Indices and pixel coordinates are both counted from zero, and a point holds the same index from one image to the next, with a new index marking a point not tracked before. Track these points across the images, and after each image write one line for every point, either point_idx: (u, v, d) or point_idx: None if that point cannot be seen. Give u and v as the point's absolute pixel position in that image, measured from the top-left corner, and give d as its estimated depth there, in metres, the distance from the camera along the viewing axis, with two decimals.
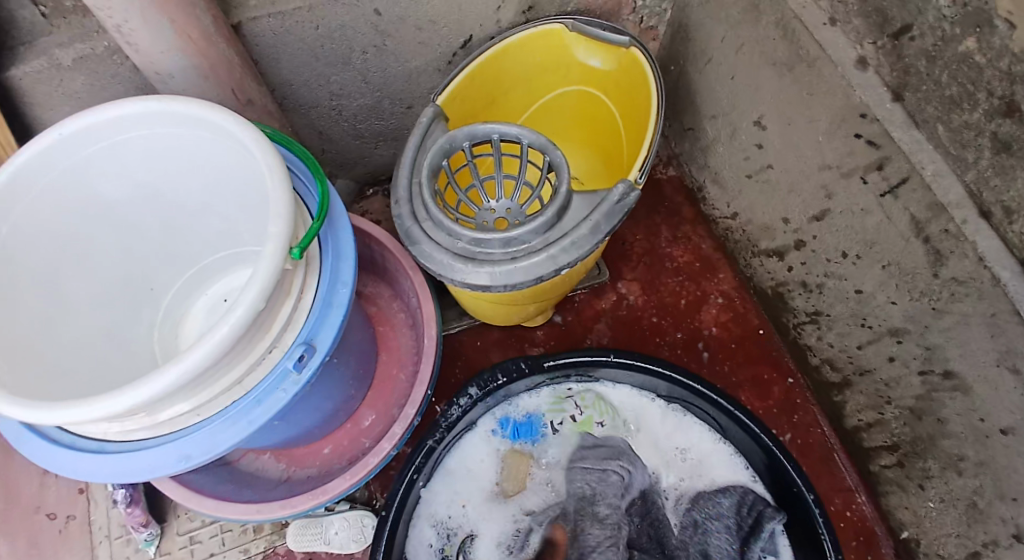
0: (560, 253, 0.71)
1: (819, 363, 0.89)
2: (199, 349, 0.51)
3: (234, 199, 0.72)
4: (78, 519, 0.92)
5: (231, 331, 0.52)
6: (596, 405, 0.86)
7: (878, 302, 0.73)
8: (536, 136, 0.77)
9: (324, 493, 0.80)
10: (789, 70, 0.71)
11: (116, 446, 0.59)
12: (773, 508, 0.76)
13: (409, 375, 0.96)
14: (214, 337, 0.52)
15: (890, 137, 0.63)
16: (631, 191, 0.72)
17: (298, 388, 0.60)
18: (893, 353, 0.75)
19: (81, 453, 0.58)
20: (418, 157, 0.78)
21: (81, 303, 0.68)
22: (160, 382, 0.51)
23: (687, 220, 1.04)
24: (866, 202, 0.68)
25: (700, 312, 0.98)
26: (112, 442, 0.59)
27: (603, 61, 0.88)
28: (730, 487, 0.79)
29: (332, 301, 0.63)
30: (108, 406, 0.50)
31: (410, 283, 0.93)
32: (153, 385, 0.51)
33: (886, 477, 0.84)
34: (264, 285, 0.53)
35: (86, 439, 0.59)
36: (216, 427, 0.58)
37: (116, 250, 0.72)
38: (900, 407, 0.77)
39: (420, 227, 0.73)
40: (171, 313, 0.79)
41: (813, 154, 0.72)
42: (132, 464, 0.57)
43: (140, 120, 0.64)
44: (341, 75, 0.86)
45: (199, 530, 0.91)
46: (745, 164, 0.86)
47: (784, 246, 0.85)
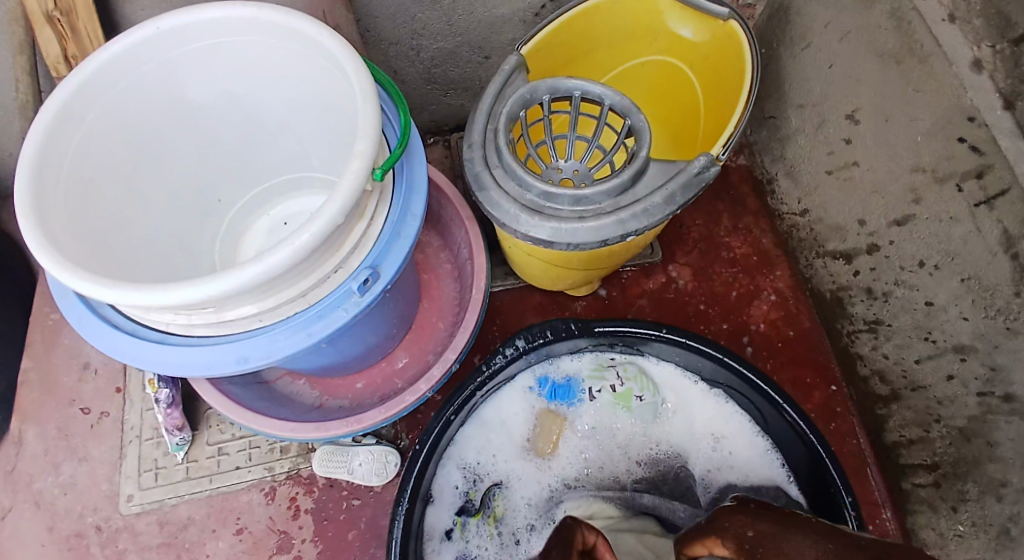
0: (630, 219, 0.69)
1: (867, 375, 0.87)
2: (276, 254, 0.50)
3: (313, 122, 0.71)
4: (111, 417, 0.94)
5: (310, 241, 0.50)
6: (637, 380, 0.84)
7: (948, 317, 0.72)
8: (620, 99, 0.75)
9: (358, 423, 0.80)
10: (897, 64, 0.70)
11: (177, 339, 0.58)
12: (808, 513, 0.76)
13: (449, 326, 0.94)
14: (293, 244, 0.50)
15: (995, 145, 0.60)
16: (711, 165, 0.70)
17: (357, 311, 0.59)
18: (953, 372, 0.73)
19: (143, 340, 0.58)
20: (496, 103, 0.76)
21: (150, 199, 0.68)
22: (235, 279, 0.49)
23: (750, 213, 1.02)
24: (957, 211, 0.66)
25: (750, 307, 0.96)
26: (173, 335, 0.58)
27: (695, 32, 0.86)
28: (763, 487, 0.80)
29: (400, 233, 0.61)
30: (176, 296, 0.49)
31: (463, 233, 0.91)
32: (227, 281, 0.49)
33: (917, 496, 0.82)
34: (345, 203, 0.52)
35: (148, 329, 0.58)
36: (275, 336, 0.58)
37: (192, 154, 0.72)
38: (948, 427, 0.75)
39: (490, 173, 0.72)
40: (233, 226, 0.80)
41: (907, 154, 0.71)
42: (189, 359, 0.57)
43: (235, 23, 0.62)
44: (427, 14, 0.85)
45: (228, 442, 0.92)
46: (827, 160, 0.84)
47: (854, 249, 0.84)
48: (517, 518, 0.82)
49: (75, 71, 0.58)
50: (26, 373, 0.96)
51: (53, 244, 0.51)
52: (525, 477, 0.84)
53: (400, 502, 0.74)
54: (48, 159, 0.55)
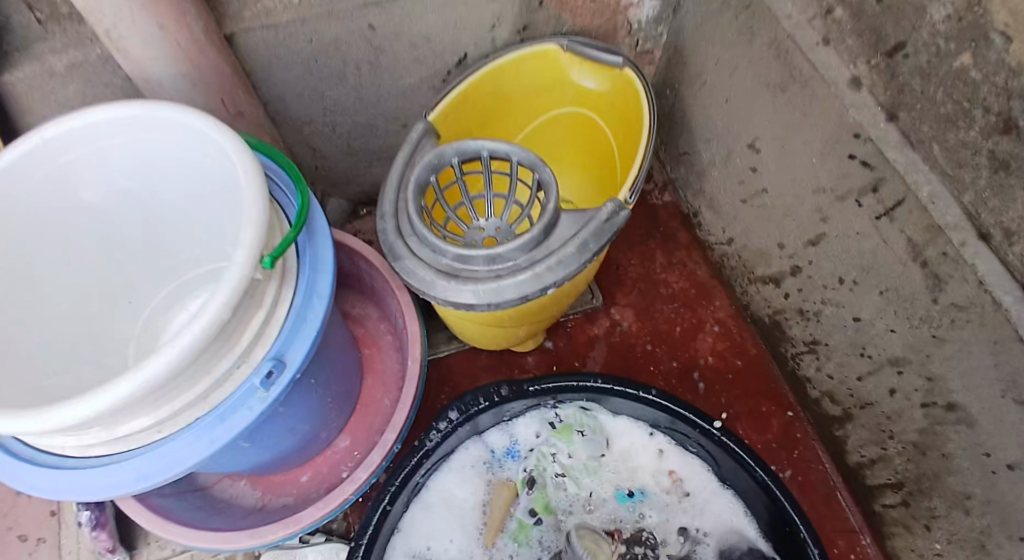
0: (546, 272, 0.69)
1: (818, 396, 0.85)
2: (156, 360, 0.49)
3: (213, 213, 0.71)
4: (48, 542, 0.90)
5: (191, 342, 0.50)
6: (575, 416, 0.82)
7: (876, 331, 0.71)
8: (525, 153, 0.76)
9: (297, 523, 0.77)
10: (783, 91, 0.71)
11: (73, 463, 0.57)
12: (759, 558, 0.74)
13: (394, 400, 0.93)
14: (172, 348, 0.49)
15: (884, 157, 0.61)
16: (620, 210, 0.71)
17: (266, 406, 0.58)
18: (894, 386, 0.71)
19: (38, 468, 0.57)
20: (406, 171, 0.77)
21: (57, 315, 0.67)
22: (113, 393, 0.48)
23: (683, 246, 1.02)
24: (863, 226, 0.66)
25: (696, 341, 0.95)
26: (70, 458, 0.57)
27: (597, 82, 0.88)
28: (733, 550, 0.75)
29: (306, 317, 0.61)
30: (53, 418, 0.48)
31: (396, 303, 0.90)
32: (105, 397, 0.48)
33: (891, 518, 0.79)
34: (229, 297, 0.51)
35: (47, 454, 0.58)
36: (175, 446, 0.56)
37: (92, 258, 0.71)
38: (903, 442, 0.73)
39: (405, 242, 0.71)
40: (150, 325, 0.76)
41: (808, 176, 0.71)
42: (86, 483, 0.56)
43: (132, 125, 0.64)
44: (336, 91, 0.86)
45: (170, 559, 0.88)
46: (740, 189, 0.85)
47: (780, 272, 0.83)
48: None
49: None
50: None
51: None
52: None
53: None
54: None
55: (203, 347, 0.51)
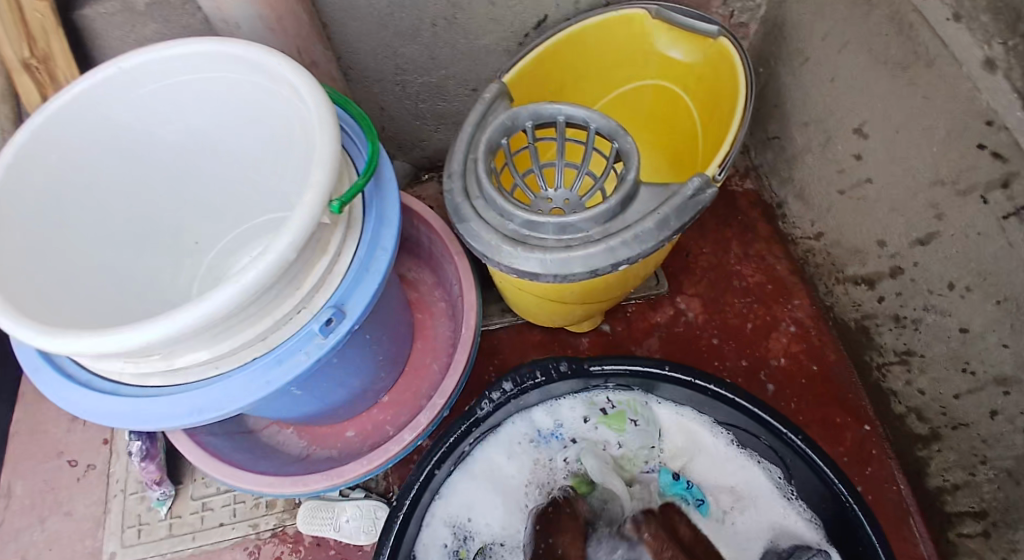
0: (620, 247, 0.63)
1: (903, 412, 0.79)
2: (219, 293, 0.47)
3: (281, 163, 0.67)
4: (97, 469, 0.92)
5: (254, 279, 0.48)
6: (630, 404, 0.78)
7: (985, 345, 0.64)
8: (605, 121, 0.70)
9: (340, 477, 0.75)
10: (904, 70, 0.64)
11: (129, 392, 0.56)
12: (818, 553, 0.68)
13: (442, 366, 0.90)
14: (235, 283, 0.47)
15: (1019, 148, 0.54)
16: (707, 187, 0.65)
17: (321, 354, 0.56)
18: (996, 407, 0.65)
19: (94, 393, 0.56)
20: (476, 133, 0.72)
21: (120, 249, 0.67)
22: (172, 324, 0.47)
23: (761, 238, 0.96)
24: (984, 225, 0.59)
25: (768, 339, 0.89)
26: (125, 386, 0.56)
27: (685, 53, 0.81)
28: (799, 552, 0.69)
29: (370, 267, 0.58)
30: (114, 342, 0.47)
31: (453, 269, 0.87)
32: (164, 327, 0.47)
33: (966, 549, 0.72)
34: (294, 239, 0.49)
35: (103, 380, 0.57)
36: (230, 385, 0.55)
37: (162, 193, 0.70)
38: (995, 469, 0.67)
39: (471, 205, 0.67)
40: (215, 266, 0.75)
41: (924, 166, 0.65)
42: (139, 411, 0.55)
43: (206, 62, 0.62)
44: (409, 49, 0.82)
45: (213, 497, 0.89)
46: (839, 178, 0.78)
47: (876, 273, 0.76)
48: None
49: (37, 115, 0.59)
50: (16, 425, 0.95)
51: None
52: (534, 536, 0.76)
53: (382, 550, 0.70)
54: None
55: (265, 286, 0.49)
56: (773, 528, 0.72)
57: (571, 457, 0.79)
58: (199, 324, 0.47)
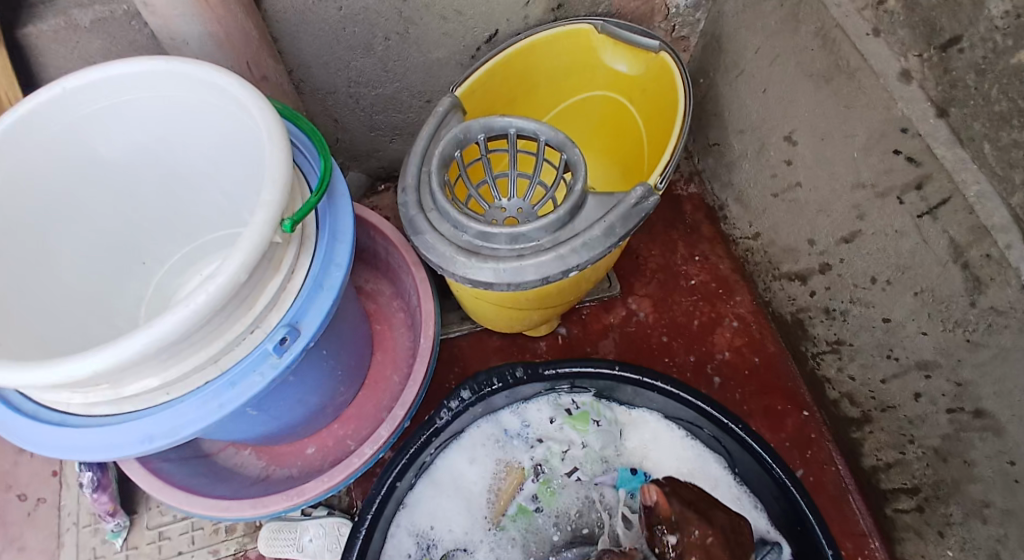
0: (571, 254, 0.66)
1: (837, 398, 0.84)
2: (171, 316, 0.48)
3: (233, 173, 0.70)
4: (47, 503, 0.89)
5: (206, 300, 0.48)
6: (593, 404, 0.81)
7: (907, 333, 0.69)
8: (554, 133, 0.73)
9: (299, 496, 0.76)
10: (827, 82, 0.69)
11: (77, 421, 0.55)
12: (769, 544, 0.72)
13: (403, 378, 0.91)
14: (187, 305, 0.48)
15: (932, 154, 0.59)
16: (649, 195, 0.68)
17: (276, 373, 0.56)
18: (920, 390, 0.70)
19: (41, 424, 0.55)
20: (430, 146, 0.74)
21: (64, 274, 0.66)
22: (124, 350, 0.47)
23: (706, 239, 1.00)
24: (902, 224, 0.65)
25: (713, 335, 0.93)
26: (73, 416, 0.56)
27: (630, 66, 0.85)
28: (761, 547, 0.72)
29: (323, 284, 0.59)
30: (64, 371, 0.47)
31: (411, 279, 0.89)
32: (116, 353, 0.47)
33: (902, 523, 0.78)
34: (246, 260, 0.50)
35: (49, 410, 0.56)
36: (183, 408, 0.55)
37: (110, 211, 0.70)
38: (924, 447, 0.72)
39: (425, 217, 0.69)
40: (164, 284, 0.78)
41: (847, 171, 0.70)
42: (88, 440, 0.54)
43: (153, 81, 0.62)
44: (362, 62, 0.83)
45: (170, 525, 0.87)
46: (773, 182, 0.83)
47: (808, 269, 0.82)
48: None
49: None
50: None
51: None
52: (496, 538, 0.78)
53: None
54: None
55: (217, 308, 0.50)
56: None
57: (536, 450, 0.81)
58: (150, 348, 0.48)
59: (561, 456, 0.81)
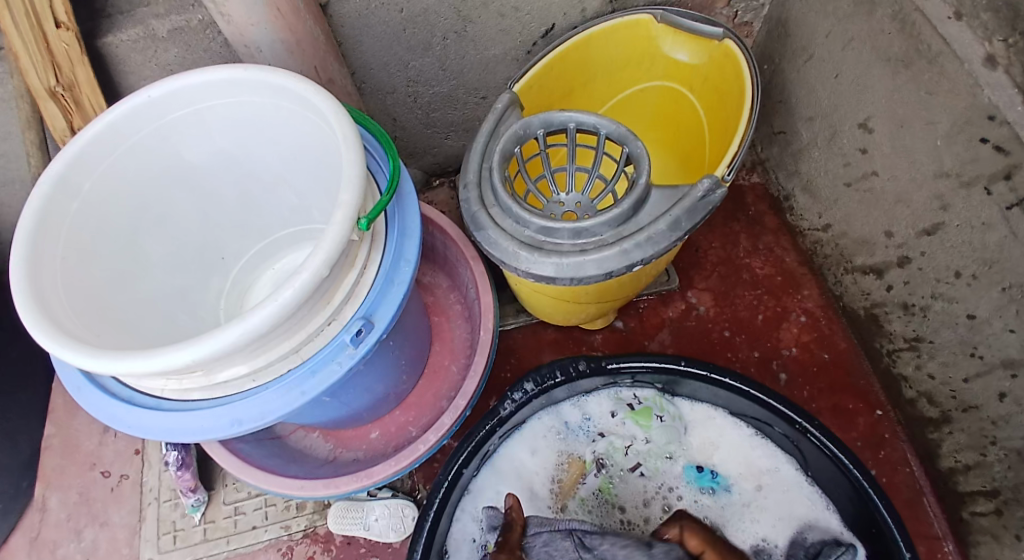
0: (634, 249, 0.65)
1: (913, 397, 0.81)
2: (260, 310, 0.50)
3: (305, 174, 0.72)
4: (131, 479, 0.95)
5: (292, 296, 0.50)
6: (655, 400, 0.80)
7: (993, 330, 0.66)
8: (615, 126, 0.72)
9: (369, 477, 0.78)
10: (906, 67, 0.66)
11: (170, 406, 0.58)
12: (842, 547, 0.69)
13: (461, 369, 0.92)
14: (275, 300, 0.50)
15: (1020, 142, 0.56)
16: (716, 187, 0.66)
17: (353, 363, 0.58)
18: (1005, 390, 0.67)
19: (137, 408, 0.58)
20: (490, 142, 0.74)
21: (151, 268, 0.70)
22: (219, 341, 0.49)
23: (769, 231, 0.98)
24: (989, 216, 0.61)
25: (780, 330, 0.91)
26: (167, 401, 0.58)
27: (691, 55, 0.83)
28: (834, 550, 0.69)
29: (394, 278, 0.60)
30: (164, 361, 0.49)
31: (469, 272, 0.89)
32: (211, 344, 0.49)
33: (979, 526, 0.75)
34: (329, 255, 0.51)
35: (143, 396, 0.59)
36: (267, 396, 0.57)
37: (190, 211, 0.73)
38: (1006, 449, 0.69)
39: (487, 212, 0.69)
40: (240, 280, 0.81)
41: (928, 159, 0.67)
42: (182, 424, 0.57)
43: (232, 87, 0.64)
44: (420, 62, 0.84)
45: (245, 501, 0.91)
46: (846, 171, 0.80)
47: (884, 263, 0.79)
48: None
49: (72, 144, 0.60)
50: (49, 439, 0.98)
51: (40, 303, 0.53)
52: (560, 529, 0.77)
53: (414, 553, 0.72)
54: (47, 228, 0.57)
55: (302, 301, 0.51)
56: (796, 520, 0.73)
57: (597, 445, 0.80)
58: (242, 340, 0.49)
59: (623, 451, 0.80)
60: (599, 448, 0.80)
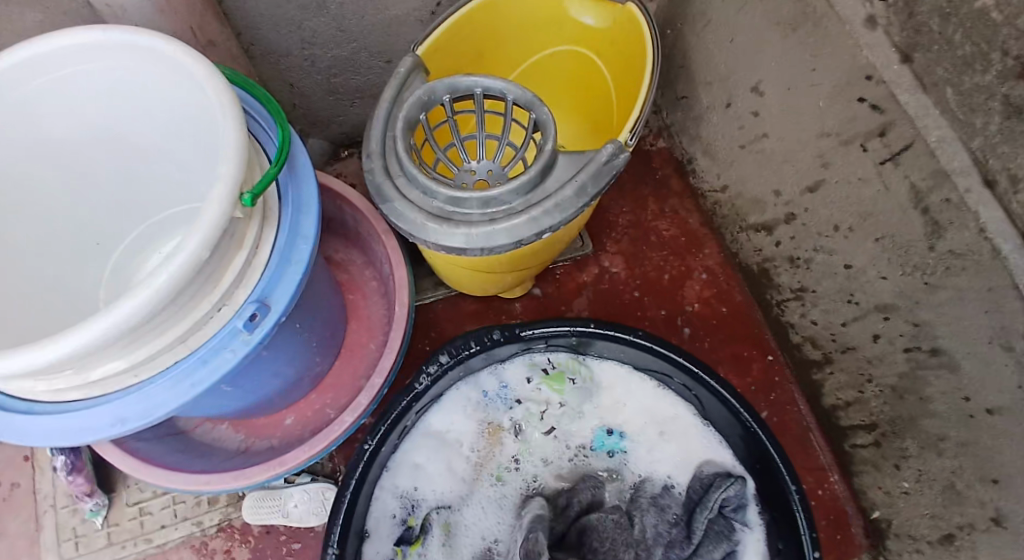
0: (543, 216, 0.66)
1: (800, 342, 0.88)
2: (132, 299, 0.46)
3: (184, 150, 0.66)
4: (23, 487, 0.88)
5: (169, 281, 0.47)
6: (569, 363, 0.81)
7: (867, 278, 0.72)
8: (521, 92, 0.71)
9: (280, 464, 0.75)
10: (795, 30, 0.69)
11: (46, 408, 0.54)
12: (724, 476, 0.74)
13: (379, 346, 0.90)
14: (149, 287, 0.46)
15: (895, 100, 0.60)
16: (621, 152, 0.67)
17: (248, 350, 0.55)
18: (879, 332, 0.73)
19: (8, 413, 0.54)
20: (394, 108, 0.71)
21: (21, 253, 0.64)
22: (88, 334, 0.45)
23: (675, 194, 1.02)
24: (865, 171, 0.67)
25: (684, 287, 0.95)
26: (41, 404, 0.54)
27: (597, 19, 0.84)
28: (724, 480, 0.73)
29: (291, 257, 0.58)
30: (25, 361, 0.45)
31: (383, 249, 0.87)
32: (79, 338, 0.45)
33: (861, 457, 0.82)
34: (208, 235, 0.48)
35: (15, 399, 0.55)
36: (155, 389, 0.53)
37: (59, 191, 0.67)
38: (881, 386, 0.76)
39: (393, 184, 0.67)
40: (121, 268, 0.70)
41: (812, 121, 0.71)
42: (60, 427, 0.53)
43: (95, 47, 0.58)
44: (315, 21, 0.79)
45: (150, 501, 0.87)
46: (740, 134, 0.85)
47: (774, 220, 0.84)
48: (472, 538, 0.77)
49: None
50: None
51: None
52: (478, 499, 0.79)
53: (331, 532, 0.70)
54: None
55: (184, 284, 0.48)
56: (696, 462, 0.77)
57: (516, 413, 0.81)
58: (116, 332, 0.46)
59: (540, 416, 0.81)
60: (512, 415, 0.81)
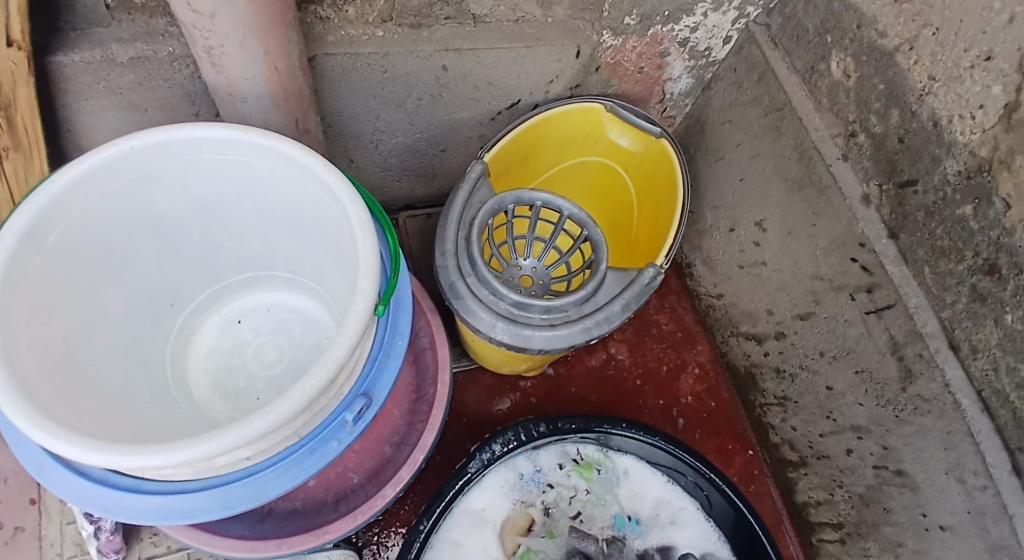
0: (594, 326, 0.75)
1: (779, 442, 1.00)
2: (283, 402, 0.52)
3: (278, 228, 0.75)
4: (27, 532, 0.88)
5: (316, 384, 0.53)
6: (596, 455, 0.90)
7: (845, 401, 0.85)
8: (578, 211, 0.82)
9: (326, 534, 0.81)
10: (799, 189, 0.83)
11: (153, 486, 0.58)
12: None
13: (405, 415, 0.90)
14: (300, 390, 0.52)
15: (881, 269, 0.74)
16: (658, 274, 0.78)
17: (351, 438, 0.62)
18: (852, 447, 0.87)
19: (117, 489, 0.58)
20: (465, 210, 0.80)
21: (107, 314, 0.68)
22: (242, 434, 0.51)
23: (674, 292, 1.14)
24: (850, 314, 0.80)
25: (679, 380, 1.07)
26: (148, 481, 0.58)
27: (631, 143, 0.95)
28: None
29: (389, 352, 0.65)
30: (179, 457, 0.49)
31: (423, 324, 0.91)
32: (233, 437, 0.51)
33: (825, 550, 0.95)
34: (349, 342, 0.54)
35: (121, 474, 0.58)
36: (266, 474, 0.59)
37: (151, 255, 0.71)
38: (851, 492, 0.88)
39: (465, 282, 0.75)
40: (187, 325, 0.79)
41: (808, 263, 0.85)
42: (173, 506, 0.58)
43: (224, 143, 0.64)
44: (390, 115, 0.87)
45: (164, 556, 0.89)
46: (740, 256, 0.98)
47: (764, 333, 0.97)
48: None
49: (44, 193, 0.57)
50: None
51: (17, 381, 0.50)
52: None
53: None
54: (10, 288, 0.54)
55: (324, 387, 0.54)
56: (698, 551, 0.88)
57: (548, 498, 0.89)
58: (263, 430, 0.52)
59: (568, 501, 0.89)
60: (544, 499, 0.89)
